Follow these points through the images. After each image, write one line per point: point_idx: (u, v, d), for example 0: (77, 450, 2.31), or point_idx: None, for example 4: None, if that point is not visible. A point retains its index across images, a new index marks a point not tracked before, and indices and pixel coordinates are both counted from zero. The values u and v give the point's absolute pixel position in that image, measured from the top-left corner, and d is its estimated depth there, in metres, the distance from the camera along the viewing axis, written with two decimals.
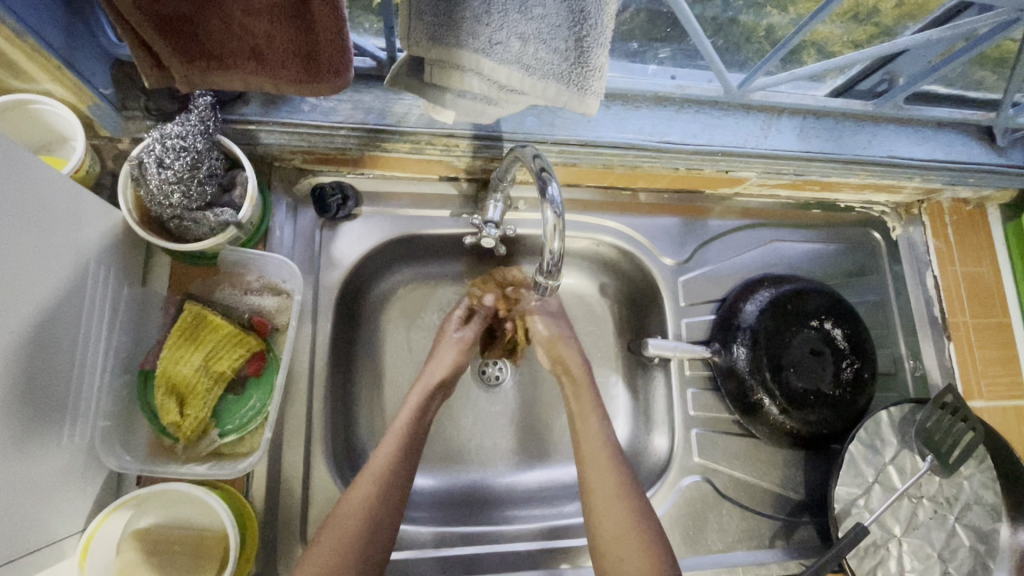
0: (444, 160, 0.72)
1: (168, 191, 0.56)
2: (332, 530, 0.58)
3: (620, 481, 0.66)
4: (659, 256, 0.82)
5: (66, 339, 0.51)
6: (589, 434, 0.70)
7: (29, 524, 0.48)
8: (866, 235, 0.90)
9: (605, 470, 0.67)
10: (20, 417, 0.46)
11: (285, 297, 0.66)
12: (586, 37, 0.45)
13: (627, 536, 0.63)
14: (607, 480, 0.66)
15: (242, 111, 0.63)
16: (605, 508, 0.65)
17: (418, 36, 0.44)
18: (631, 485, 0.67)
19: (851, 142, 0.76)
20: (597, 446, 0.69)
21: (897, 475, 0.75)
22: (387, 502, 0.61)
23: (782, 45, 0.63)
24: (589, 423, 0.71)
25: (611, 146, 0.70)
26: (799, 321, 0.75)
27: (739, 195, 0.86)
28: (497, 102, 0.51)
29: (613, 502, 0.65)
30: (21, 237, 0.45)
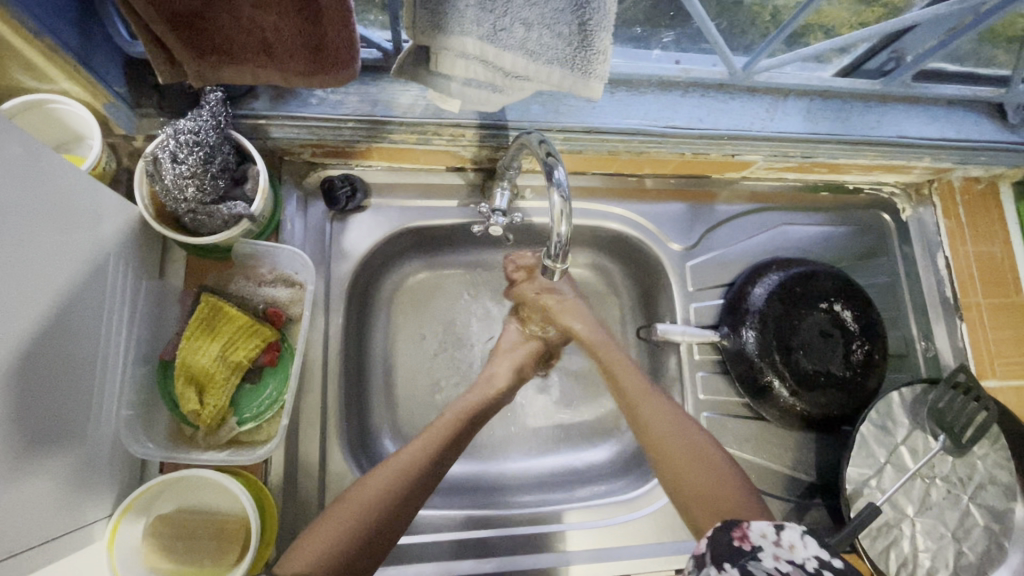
0: (451, 151, 0.72)
1: (182, 186, 0.58)
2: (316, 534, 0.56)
3: (697, 439, 0.67)
4: (666, 241, 0.82)
5: (87, 331, 0.52)
6: (627, 385, 0.72)
7: (58, 510, 0.50)
8: (876, 217, 0.90)
9: (705, 459, 0.64)
10: (46, 405, 0.47)
11: (299, 288, 0.67)
12: (590, 20, 0.46)
13: (721, 486, 0.62)
14: (664, 421, 0.68)
15: (252, 106, 0.64)
16: (676, 455, 0.65)
17: (422, 24, 0.44)
18: (708, 440, 0.67)
19: (859, 123, 0.76)
20: (663, 419, 0.68)
21: (908, 455, 0.75)
22: (380, 523, 0.58)
23: (785, 27, 0.63)
24: (625, 379, 0.72)
25: (617, 131, 0.70)
26: (808, 305, 0.76)
27: (746, 179, 0.85)
28: (501, 89, 0.53)
29: (694, 458, 0.65)
30: (45, 234, 0.47)
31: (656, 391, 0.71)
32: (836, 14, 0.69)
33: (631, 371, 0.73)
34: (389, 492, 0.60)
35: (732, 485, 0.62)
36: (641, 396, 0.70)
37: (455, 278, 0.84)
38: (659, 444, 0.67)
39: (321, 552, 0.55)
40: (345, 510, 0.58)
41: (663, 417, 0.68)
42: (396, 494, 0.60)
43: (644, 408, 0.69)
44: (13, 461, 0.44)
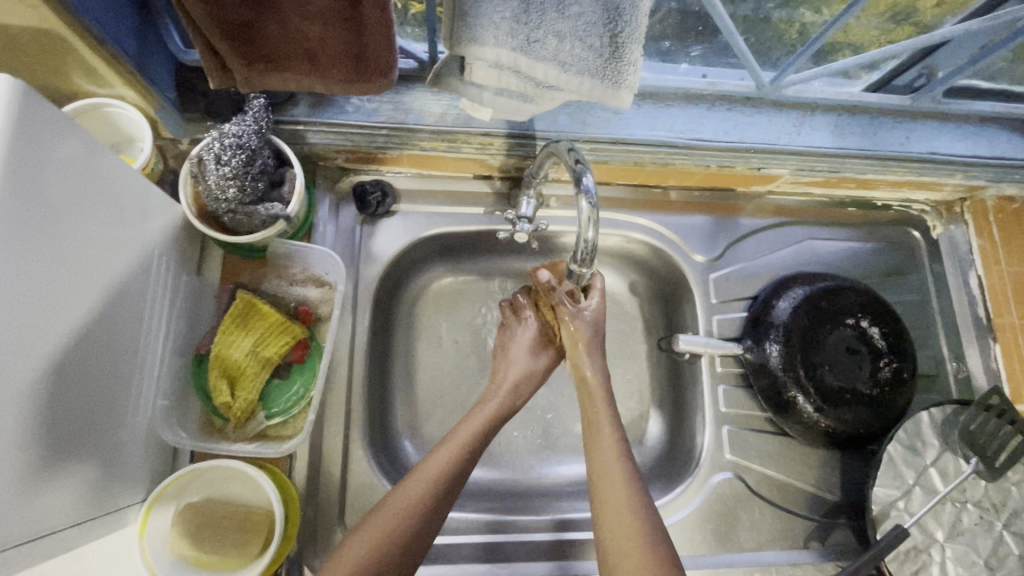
0: (479, 159, 0.74)
1: (224, 186, 0.60)
2: (375, 523, 0.56)
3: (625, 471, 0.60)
4: (690, 253, 0.82)
5: (130, 320, 0.54)
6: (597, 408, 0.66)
7: (95, 493, 0.52)
8: (905, 234, 0.88)
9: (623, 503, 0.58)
10: (88, 391, 0.49)
11: (329, 288, 0.69)
12: (620, 32, 0.47)
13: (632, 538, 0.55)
14: (611, 460, 0.61)
15: (292, 112, 0.67)
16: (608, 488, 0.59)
17: (459, 38, 0.45)
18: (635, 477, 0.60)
19: (888, 138, 0.76)
20: (618, 506, 0.57)
21: (939, 478, 0.73)
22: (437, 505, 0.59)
23: (813, 41, 0.63)
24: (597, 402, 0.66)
25: (643, 143, 0.72)
26: (834, 320, 0.75)
27: (771, 193, 0.85)
28: (532, 99, 0.55)
29: (619, 495, 0.58)
30: (96, 227, 0.49)
31: (622, 452, 0.62)
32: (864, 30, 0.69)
33: (607, 419, 0.64)
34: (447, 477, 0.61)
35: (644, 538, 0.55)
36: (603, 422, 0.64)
37: (478, 284, 0.85)
38: (601, 491, 0.59)
39: (377, 544, 0.55)
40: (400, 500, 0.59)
41: (619, 503, 0.58)
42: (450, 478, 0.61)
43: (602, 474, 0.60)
44: (57, 443, 0.45)
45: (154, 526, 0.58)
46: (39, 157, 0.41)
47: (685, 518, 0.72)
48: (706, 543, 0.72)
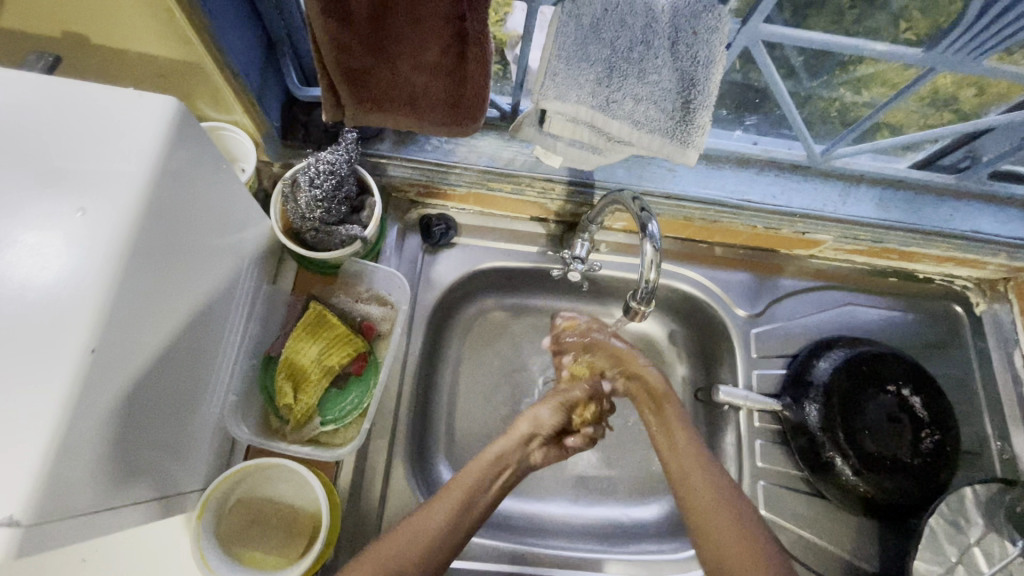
0: (539, 202, 0.80)
1: (314, 207, 0.67)
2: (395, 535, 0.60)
3: (712, 483, 0.66)
4: (732, 307, 0.85)
5: (222, 313, 0.59)
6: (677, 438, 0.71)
7: (173, 473, 0.55)
8: (948, 308, 0.90)
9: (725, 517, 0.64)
10: (184, 373, 0.53)
11: (391, 308, 0.74)
12: (693, 100, 0.52)
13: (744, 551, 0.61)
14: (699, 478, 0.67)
15: (378, 147, 0.74)
16: (698, 494, 0.66)
17: (548, 94, 0.51)
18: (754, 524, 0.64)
19: (932, 214, 0.79)
20: (699, 492, 0.66)
21: (982, 559, 0.71)
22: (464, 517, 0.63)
23: (854, 128, 0.69)
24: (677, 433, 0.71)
25: (695, 200, 0.77)
26: (874, 385, 0.77)
27: (814, 257, 0.88)
28: (601, 151, 0.60)
29: (719, 517, 0.64)
30: (212, 226, 0.54)
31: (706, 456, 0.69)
32: (908, 115, 0.70)
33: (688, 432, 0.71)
34: (467, 503, 0.64)
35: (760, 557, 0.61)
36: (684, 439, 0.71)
37: (524, 319, 0.89)
38: (713, 534, 0.63)
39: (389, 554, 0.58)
40: (416, 523, 0.61)
41: (707, 492, 0.66)
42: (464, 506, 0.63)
43: (714, 520, 0.64)
44: (157, 418, 0.49)
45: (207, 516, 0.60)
46: (181, 159, 0.48)
47: None
48: None
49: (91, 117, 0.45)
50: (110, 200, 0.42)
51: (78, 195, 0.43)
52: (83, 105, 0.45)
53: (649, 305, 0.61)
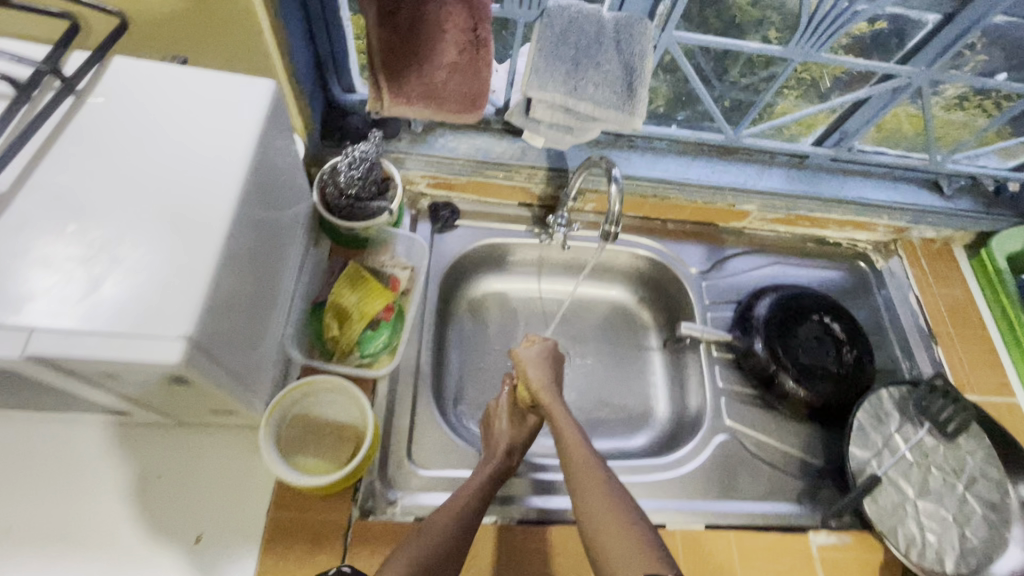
0: (526, 188, 0.99)
1: (351, 185, 0.84)
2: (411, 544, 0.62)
3: (604, 477, 0.68)
4: (686, 266, 1.04)
5: (281, 255, 0.73)
6: (573, 444, 0.73)
7: (249, 379, 0.66)
8: (855, 265, 1.12)
9: (608, 513, 0.64)
10: (257, 291, 0.65)
11: (411, 272, 0.89)
12: (633, 82, 0.74)
13: (623, 544, 0.61)
14: (596, 483, 0.68)
15: (397, 145, 0.93)
16: (588, 495, 0.67)
17: (532, 83, 0.72)
18: (633, 512, 0.65)
19: (827, 186, 1.03)
20: (593, 494, 0.66)
21: (902, 441, 0.88)
22: (472, 526, 0.66)
23: (757, 103, 0.90)
24: (565, 434, 0.75)
25: (646, 179, 0.98)
26: (802, 315, 0.96)
27: (746, 229, 1.10)
28: (573, 131, 0.81)
29: (608, 510, 0.64)
30: (280, 181, 0.70)
31: (606, 475, 0.69)
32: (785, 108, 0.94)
33: (575, 435, 0.75)
34: (472, 510, 0.68)
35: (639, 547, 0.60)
36: (568, 432, 0.75)
37: (517, 291, 1.07)
38: (596, 523, 0.64)
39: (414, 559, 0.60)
40: (433, 524, 0.65)
41: (601, 500, 0.65)
42: (473, 510, 0.68)
43: (595, 501, 0.66)
44: (245, 318, 0.62)
45: (273, 423, 0.71)
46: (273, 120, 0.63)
47: (694, 471, 0.86)
48: (712, 492, 0.84)
49: (212, 80, 0.60)
50: (232, 138, 0.57)
51: (205, 134, 0.57)
52: (204, 74, 0.60)
53: (609, 237, 0.82)
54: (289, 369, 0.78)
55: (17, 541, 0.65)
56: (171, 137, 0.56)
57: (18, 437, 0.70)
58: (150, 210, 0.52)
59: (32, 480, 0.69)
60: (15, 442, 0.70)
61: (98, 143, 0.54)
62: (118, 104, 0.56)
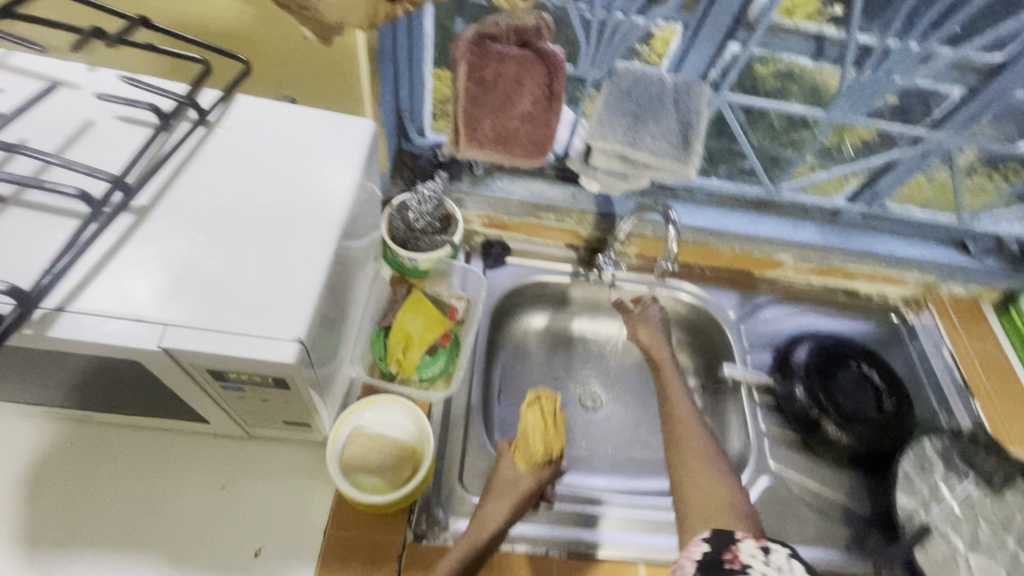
0: (574, 230, 1.05)
1: (418, 218, 0.91)
2: None
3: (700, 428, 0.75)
4: (725, 311, 1.08)
5: (354, 279, 0.77)
6: (676, 396, 0.80)
7: (323, 392, 0.68)
8: (887, 318, 1.15)
9: (696, 457, 0.71)
10: (337, 309, 0.69)
11: (467, 303, 0.94)
12: (690, 136, 0.81)
13: (711, 489, 0.67)
14: (690, 430, 0.74)
15: (458, 186, 1.00)
16: (686, 437, 0.73)
17: (597, 133, 0.81)
18: (717, 455, 0.71)
19: (860, 240, 1.09)
20: (691, 439, 0.73)
21: (948, 492, 0.88)
22: None
23: (796, 161, 0.98)
24: (677, 402, 0.79)
25: (688, 227, 1.05)
26: (840, 362, 0.99)
27: (782, 278, 1.14)
28: (628, 177, 0.88)
29: (699, 453, 0.71)
30: (363, 210, 0.75)
31: (709, 440, 0.73)
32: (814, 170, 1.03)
33: (679, 392, 0.81)
34: None
35: (722, 486, 0.67)
36: (679, 393, 0.80)
37: (559, 328, 1.10)
38: (685, 454, 0.71)
39: None
40: None
41: (695, 447, 0.72)
42: None
43: (688, 443, 0.72)
44: (329, 332, 0.65)
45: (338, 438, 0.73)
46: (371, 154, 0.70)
47: None
48: None
49: (322, 116, 0.67)
50: (338, 166, 0.63)
51: (315, 162, 0.63)
52: (315, 111, 0.67)
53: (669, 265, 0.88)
54: (352, 387, 0.81)
55: (87, 543, 0.67)
56: (285, 162, 0.62)
57: (93, 442, 0.73)
58: (266, 224, 0.57)
59: (102, 485, 0.71)
60: (92, 448, 0.73)
61: (224, 164, 0.60)
62: (243, 132, 0.63)
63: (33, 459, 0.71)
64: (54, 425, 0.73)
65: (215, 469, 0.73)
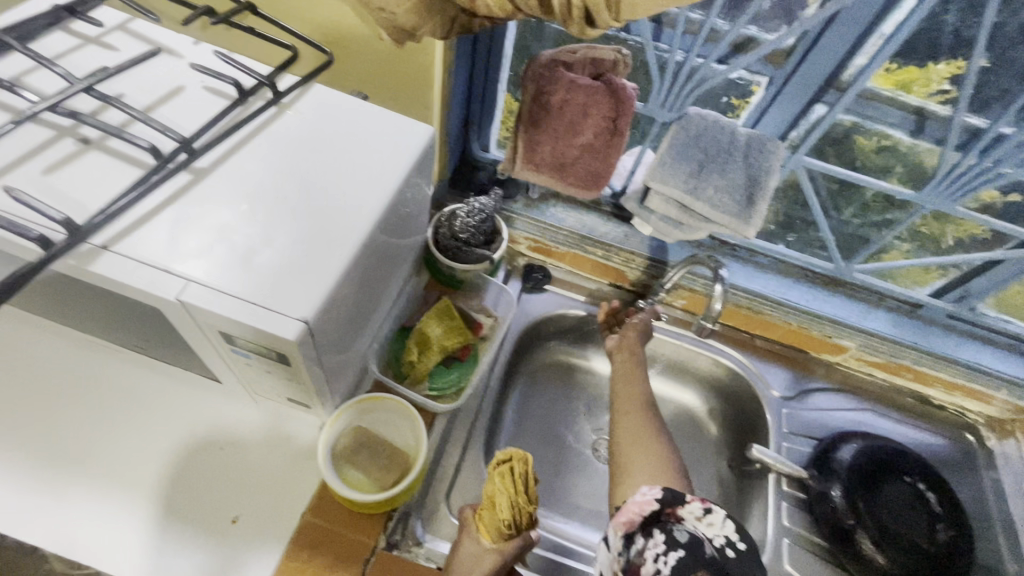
0: (620, 270, 1.01)
1: (464, 229, 0.90)
2: None
3: (647, 405, 0.82)
4: (769, 387, 0.99)
5: (389, 276, 0.79)
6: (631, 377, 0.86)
7: (332, 379, 0.69)
8: (961, 435, 1.01)
9: (642, 436, 0.77)
10: (362, 302, 0.70)
11: (494, 321, 0.92)
12: (755, 193, 0.76)
13: (653, 455, 0.74)
14: (635, 413, 0.81)
15: (511, 205, 1.00)
16: (631, 421, 0.80)
17: (656, 175, 0.78)
18: (658, 424, 0.79)
19: (939, 342, 0.97)
20: (638, 423, 0.79)
21: None
22: None
23: (874, 241, 0.90)
24: (635, 381, 0.86)
25: (742, 289, 0.98)
26: (892, 473, 0.86)
27: (840, 365, 1.03)
28: (681, 226, 0.84)
29: (643, 432, 0.78)
30: (410, 211, 0.76)
31: (649, 409, 0.82)
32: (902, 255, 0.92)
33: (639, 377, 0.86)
34: None
35: (662, 456, 0.74)
36: (634, 375, 0.86)
37: (586, 367, 1.07)
38: (627, 433, 0.78)
39: None
40: None
41: (641, 425, 0.79)
42: None
43: (633, 419, 0.80)
44: (348, 321, 0.66)
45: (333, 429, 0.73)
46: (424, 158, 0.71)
47: None
48: None
49: (384, 114, 0.69)
50: (387, 164, 0.65)
51: (367, 157, 0.65)
52: (379, 110, 0.70)
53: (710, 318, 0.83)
54: (363, 379, 0.82)
55: (87, 474, 0.70)
56: (340, 152, 0.64)
57: (115, 379, 0.77)
58: (307, 206, 0.59)
59: (113, 422, 0.74)
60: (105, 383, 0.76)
61: (284, 146, 0.63)
62: (308, 120, 0.67)
63: (61, 380, 0.76)
64: (83, 352, 0.78)
65: (209, 427, 0.75)
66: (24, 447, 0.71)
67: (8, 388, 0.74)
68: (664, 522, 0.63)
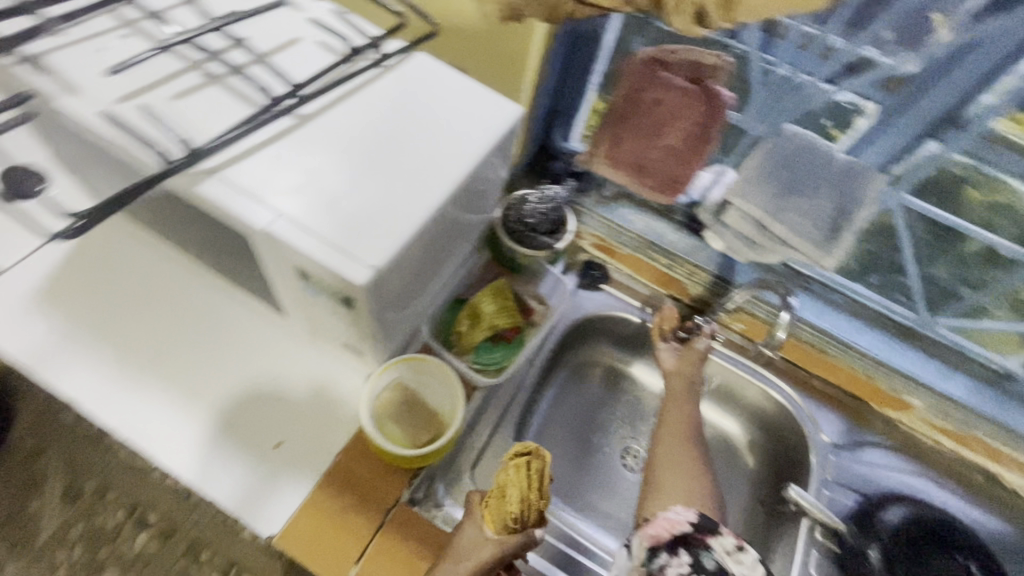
0: (680, 282, 0.99)
1: (533, 212, 0.92)
2: None
3: (693, 434, 0.81)
4: (819, 430, 0.93)
5: (455, 248, 0.81)
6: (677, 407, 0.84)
7: (387, 334, 0.72)
8: None
9: (680, 461, 0.76)
10: (426, 267, 0.73)
11: (545, 309, 0.92)
12: (843, 224, 0.73)
13: (686, 480, 0.74)
14: (675, 441, 0.79)
15: (581, 199, 0.99)
16: (669, 443, 0.79)
17: (739, 188, 0.75)
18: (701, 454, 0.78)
19: (1016, 416, 0.90)
20: (677, 449, 0.78)
21: None
22: None
23: (966, 298, 0.85)
24: (679, 408, 0.84)
25: (808, 324, 0.95)
26: (932, 542, 0.86)
27: (903, 423, 0.94)
28: (756, 248, 0.79)
29: (681, 455, 0.77)
30: (486, 188, 0.78)
31: (694, 437, 0.81)
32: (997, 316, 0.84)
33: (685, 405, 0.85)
34: None
35: (695, 485, 0.73)
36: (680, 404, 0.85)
37: (628, 374, 1.05)
38: (665, 453, 0.78)
39: None
40: None
41: (680, 452, 0.78)
42: None
43: (674, 442, 0.79)
44: (411, 282, 0.69)
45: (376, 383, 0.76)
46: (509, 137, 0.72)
47: None
48: None
49: (477, 89, 0.71)
50: (473, 137, 0.67)
51: (455, 127, 0.67)
52: (473, 84, 0.72)
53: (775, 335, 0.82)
54: (413, 341, 0.85)
55: (157, 377, 0.76)
56: (430, 119, 0.67)
57: (190, 295, 0.82)
58: (392, 164, 0.62)
59: (184, 335, 0.79)
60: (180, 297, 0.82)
61: (380, 105, 0.67)
62: (405, 84, 0.70)
63: (143, 287, 0.82)
64: (166, 265, 0.84)
65: (265, 355, 0.79)
66: (104, 342, 0.78)
67: (98, 285, 0.81)
68: (689, 548, 0.63)
